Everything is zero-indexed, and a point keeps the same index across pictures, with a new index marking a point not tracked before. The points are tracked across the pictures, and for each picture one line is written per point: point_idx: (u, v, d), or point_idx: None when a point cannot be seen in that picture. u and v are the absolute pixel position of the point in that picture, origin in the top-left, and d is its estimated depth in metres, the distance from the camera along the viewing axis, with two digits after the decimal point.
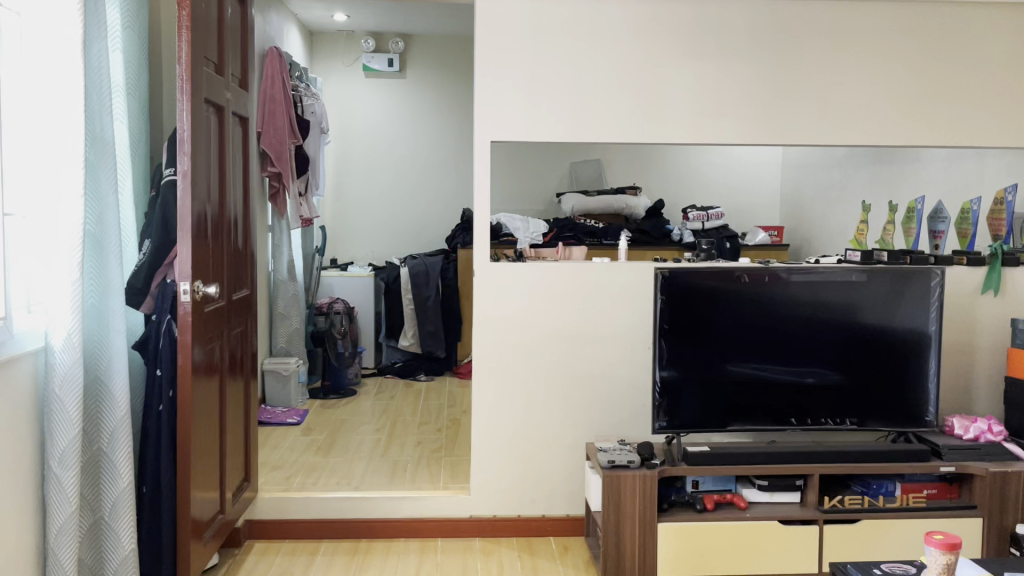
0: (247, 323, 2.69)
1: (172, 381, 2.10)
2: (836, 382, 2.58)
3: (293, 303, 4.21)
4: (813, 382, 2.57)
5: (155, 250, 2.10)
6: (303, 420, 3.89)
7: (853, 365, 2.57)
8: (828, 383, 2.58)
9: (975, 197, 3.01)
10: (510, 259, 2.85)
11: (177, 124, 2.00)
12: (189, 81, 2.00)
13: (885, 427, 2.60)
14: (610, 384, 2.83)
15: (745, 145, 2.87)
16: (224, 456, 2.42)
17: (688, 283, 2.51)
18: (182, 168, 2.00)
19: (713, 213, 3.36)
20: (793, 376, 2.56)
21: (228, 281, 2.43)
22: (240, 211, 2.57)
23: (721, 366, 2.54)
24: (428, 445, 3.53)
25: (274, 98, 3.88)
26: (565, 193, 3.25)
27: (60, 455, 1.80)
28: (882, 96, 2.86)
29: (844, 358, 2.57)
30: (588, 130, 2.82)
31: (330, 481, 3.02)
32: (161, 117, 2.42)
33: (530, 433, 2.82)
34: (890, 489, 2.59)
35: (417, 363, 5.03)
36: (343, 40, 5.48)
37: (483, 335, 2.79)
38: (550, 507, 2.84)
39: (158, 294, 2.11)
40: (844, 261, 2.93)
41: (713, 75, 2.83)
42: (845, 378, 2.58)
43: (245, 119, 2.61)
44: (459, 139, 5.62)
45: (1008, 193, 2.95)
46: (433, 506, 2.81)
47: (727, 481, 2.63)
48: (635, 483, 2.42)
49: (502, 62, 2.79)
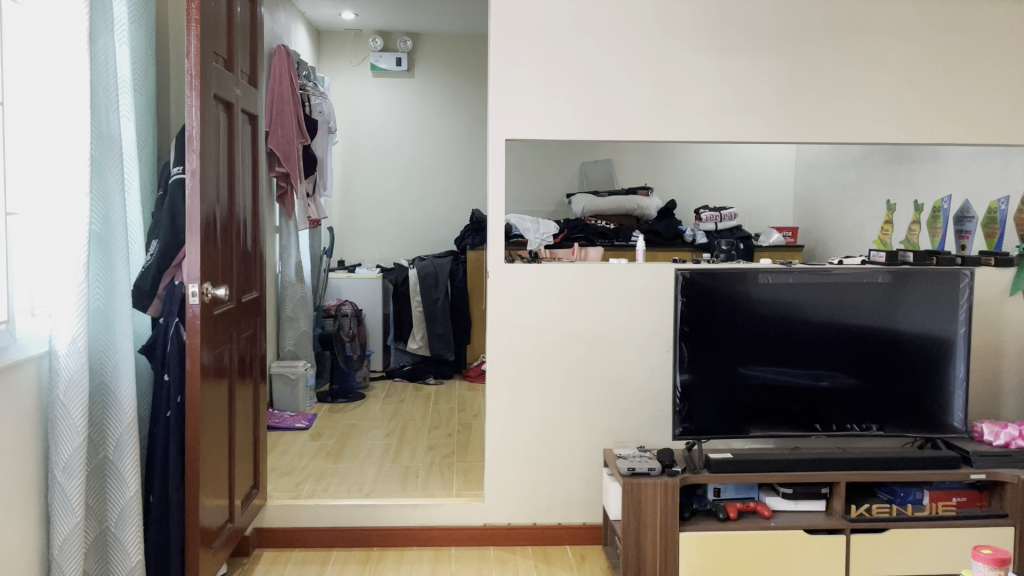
0: (256, 327, 2.62)
1: (180, 387, 2.02)
2: (856, 386, 2.50)
3: (301, 306, 4.16)
4: (830, 385, 2.49)
5: (163, 251, 2.02)
6: (312, 424, 3.81)
7: (874, 370, 2.50)
8: (849, 387, 2.50)
9: (1004, 196, 2.93)
10: (525, 260, 2.80)
11: (186, 120, 1.95)
12: (199, 77, 1.94)
13: (910, 432, 2.52)
14: (628, 388, 2.75)
15: (767, 143, 2.80)
16: (234, 462, 2.36)
17: (709, 284, 2.44)
18: (192, 166, 1.95)
19: (727, 214, 4.10)
20: (809, 379, 2.49)
21: (238, 283, 2.36)
22: (249, 212, 2.50)
23: (739, 369, 2.46)
24: (439, 450, 3.45)
25: (282, 97, 3.84)
26: (577, 194, 3.98)
27: (65, 464, 1.73)
28: (912, 92, 2.78)
29: (864, 361, 2.49)
30: (608, 127, 2.75)
31: (340, 488, 2.94)
32: (168, 114, 2.35)
33: (546, 439, 2.75)
34: (918, 497, 2.52)
35: (426, 367, 4.95)
36: (351, 38, 5.42)
37: (499, 338, 2.72)
38: (566, 515, 2.77)
39: (167, 296, 2.03)
40: (868, 261, 2.85)
41: (734, 70, 2.76)
42: (865, 382, 2.50)
43: (255, 117, 2.54)
44: (469, 139, 5.55)
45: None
46: (446, 514, 2.74)
47: (750, 489, 2.53)
48: (657, 491, 2.35)
49: (519, 56, 2.72)
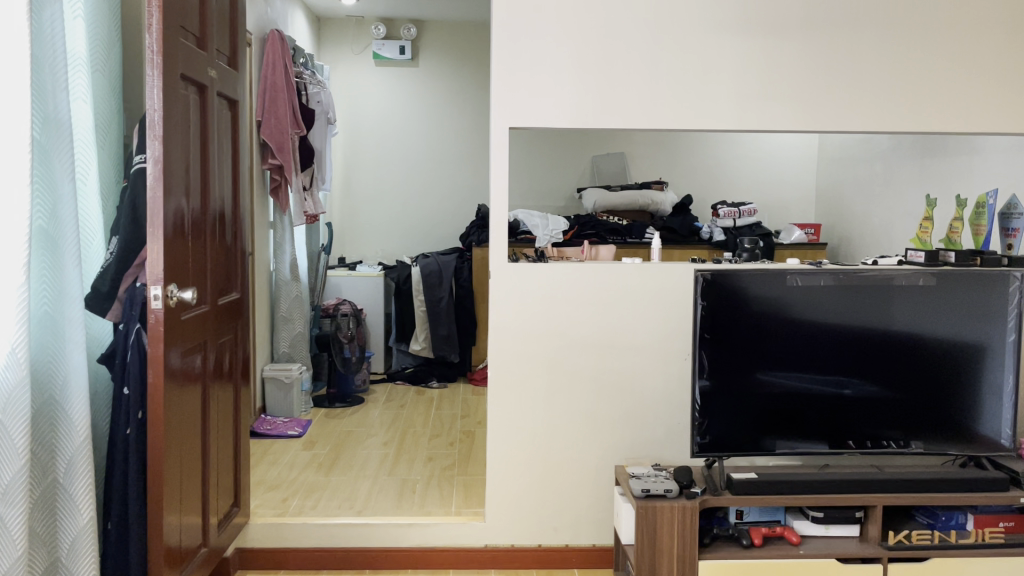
0: (237, 330, 2.42)
1: (141, 401, 1.82)
2: (885, 397, 2.26)
3: (296, 306, 3.96)
4: (853, 395, 2.25)
5: (123, 249, 1.83)
6: (306, 431, 3.61)
7: (905, 379, 2.25)
8: (876, 398, 2.26)
9: (993, 187, 2.83)
10: (530, 259, 2.58)
11: (147, 104, 1.75)
12: (161, 54, 1.74)
13: (951, 449, 2.28)
14: (641, 399, 2.53)
15: (796, 132, 2.55)
16: (209, 479, 2.16)
17: (733, 286, 2.20)
18: (153, 154, 1.75)
19: (746, 210, 4.21)
20: (830, 388, 2.24)
21: (214, 284, 2.16)
22: (228, 204, 2.29)
23: (756, 376, 2.22)
24: (439, 461, 3.24)
25: (275, 85, 3.65)
26: (591, 190, 4.37)
27: (3, 491, 1.54)
28: (959, 73, 2.54)
29: (893, 369, 2.25)
30: (622, 111, 2.52)
31: (331, 504, 2.73)
32: (135, 98, 2.15)
33: (553, 453, 2.53)
34: (961, 521, 2.26)
35: (429, 369, 4.74)
36: (352, 25, 5.22)
37: (500, 343, 2.50)
38: (573, 536, 2.55)
39: (127, 299, 1.84)
40: (904, 262, 2.59)
41: (761, 49, 2.52)
42: (895, 392, 2.26)
43: (236, 102, 2.34)
44: (475, 131, 5.33)
45: (990, 197, 2.84)
46: (444, 534, 2.53)
47: (775, 511, 2.29)
48: (674, 514, 2.12)
49: (523, 38, 2.49)
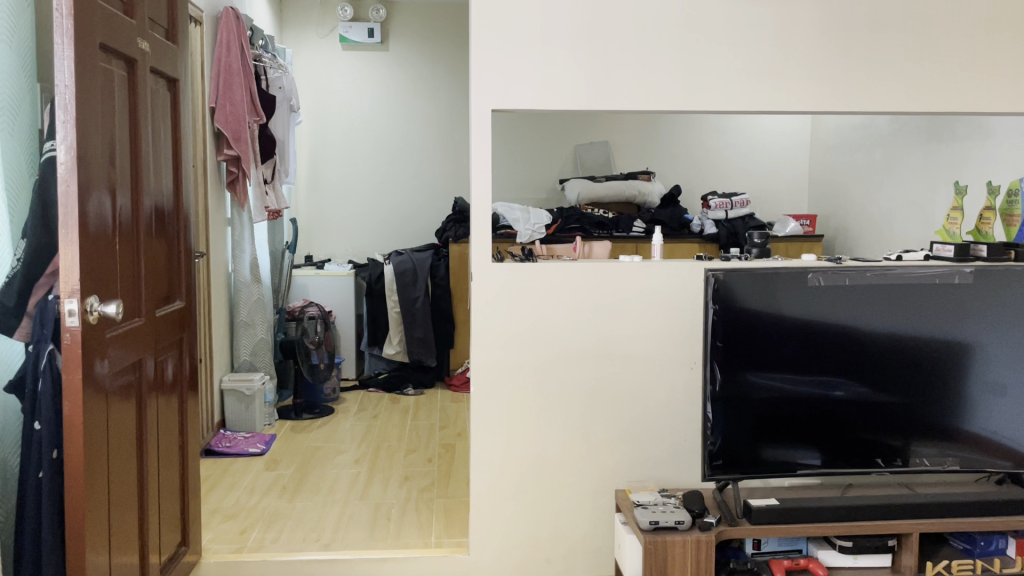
0: (182, 341, 2.09)
1: (55, 437, 1.53)
2: (894, 404, 1.97)
3: (258, 310, 3.64)
4: (856, 399, 1.96)
5: (34, 255, 1.57)
6: (269, 449, 3.30)
7: (912, 383, 1.96)
8: (886, 405, 1.97)
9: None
10: (517, 258, 2.29)
11: (57, 78, 1.45)
12: (75, 17, 1.43)
13: (988, 466, 2.02)
14: (643, 415, 2.26)
15: (812, 113, 2.30)
16: (148, 515, 1.85)
17: (748, 288, 1.90)
18: (65, 140, 1.44)
19: (737, 202, 4.07)
20: (821, 389, 1.95)
21: (150, 292, 1.85)
22: (167, 197, 1.97)
23: (746, 378, 1.92)
24: (416, 481, 2.95)
25: (230, 67, 3.34)
26: (570, 179, 4.13)
27: None
28: (988, 47, 2.29)
29: (912, 374, 1.96)
30: (617, 87, 2.25)
31: (294, 537, 2.43)
32: (49, 78, 1.84)
33: (545, 476, 2.26)
34: (1002, 546, 2.01)
35: (404, 375, 4.43)
36: (317, 7, 4.88)
37: (485, 354, 2.22)
38: (569, 568, 2.28)
39: (38, 314, 1.56)
40: (931, 257, 2.34)
41: (774, 17, 2.26)
42: (901, 397, 1.97)
43: (178, 81, 2.02)
44: (450, 119, 5.03)
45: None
46: (424, 568, 2.25)
47: (796, 540, 2.04)
48: (686, 548, 1.86)
49: (506, 6, 2.20)
